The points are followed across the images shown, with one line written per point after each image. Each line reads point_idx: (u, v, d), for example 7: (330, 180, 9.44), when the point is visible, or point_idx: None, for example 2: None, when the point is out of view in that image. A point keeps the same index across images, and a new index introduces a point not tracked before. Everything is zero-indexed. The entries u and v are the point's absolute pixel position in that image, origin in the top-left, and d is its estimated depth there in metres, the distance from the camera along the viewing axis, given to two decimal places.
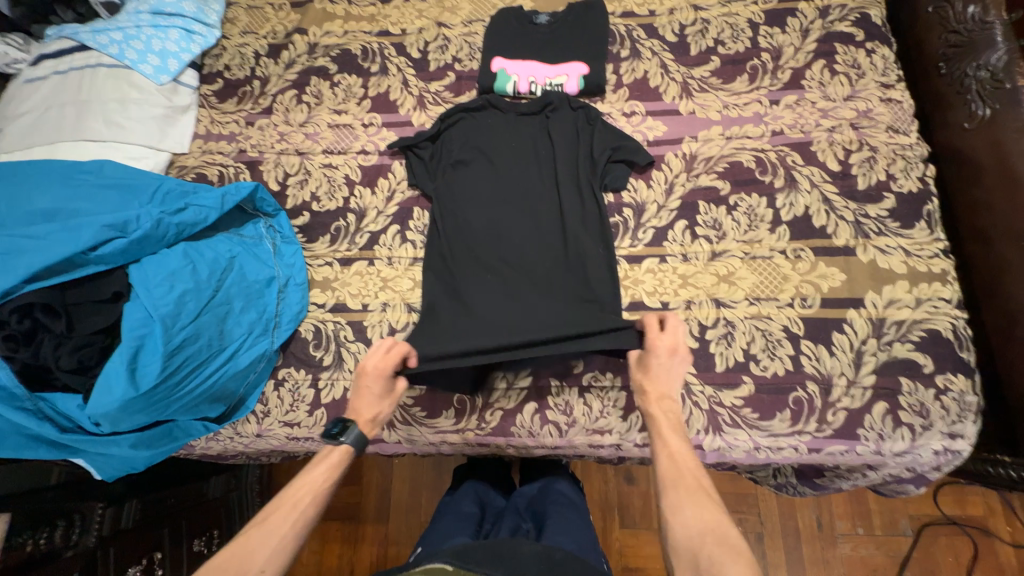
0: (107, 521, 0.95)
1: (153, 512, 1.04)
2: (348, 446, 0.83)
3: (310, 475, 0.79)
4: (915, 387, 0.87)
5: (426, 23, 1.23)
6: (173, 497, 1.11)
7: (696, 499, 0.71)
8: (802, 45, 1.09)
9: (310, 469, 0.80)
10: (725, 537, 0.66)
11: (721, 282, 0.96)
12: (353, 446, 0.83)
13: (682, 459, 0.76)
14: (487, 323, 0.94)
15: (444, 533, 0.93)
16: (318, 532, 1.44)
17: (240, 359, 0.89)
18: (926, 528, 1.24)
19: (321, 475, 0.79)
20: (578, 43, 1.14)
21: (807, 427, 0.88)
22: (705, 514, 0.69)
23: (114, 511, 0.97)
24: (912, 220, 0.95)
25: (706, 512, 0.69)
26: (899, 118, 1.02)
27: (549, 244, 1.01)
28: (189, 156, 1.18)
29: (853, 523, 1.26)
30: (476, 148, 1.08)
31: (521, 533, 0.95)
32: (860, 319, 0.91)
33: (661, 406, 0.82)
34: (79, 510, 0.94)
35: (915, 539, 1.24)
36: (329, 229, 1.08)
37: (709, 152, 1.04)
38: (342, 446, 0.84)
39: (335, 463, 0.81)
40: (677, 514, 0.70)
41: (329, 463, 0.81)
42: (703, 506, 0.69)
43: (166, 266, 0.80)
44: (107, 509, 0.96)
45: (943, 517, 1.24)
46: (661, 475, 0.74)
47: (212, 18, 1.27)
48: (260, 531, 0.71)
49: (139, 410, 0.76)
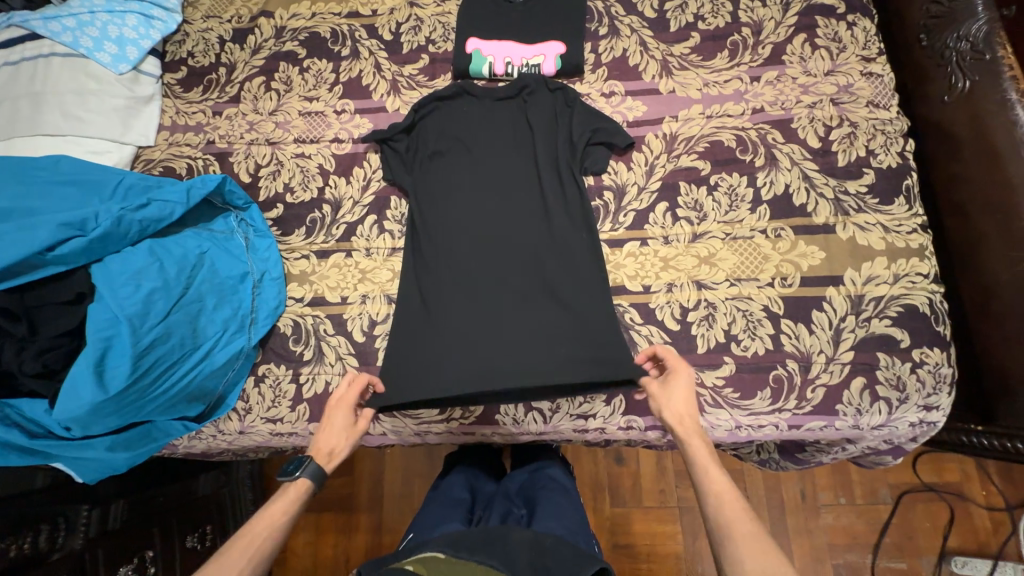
0: (93, 521, 0.96)
1: (141, 512, 1.04)
2: (306, 481, 0.79)
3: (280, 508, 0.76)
4: (892, 361, 0.88)
5: (398, 3, 1.18)
6: (162, 496, 1.11)
7: (750, 541, 0.64)
8: (782, 19, 1.06)
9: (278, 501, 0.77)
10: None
11: (702, 264, 0.95)
12: (311, 481, 0.80)
13: (729, 501, 0.69)
14: (475, 330, 0.93)
15: (436, 520, 0.94)
16: (313, 523, 1.45)
17: (217, 357, 0.87)
18: (905, 496, 1.28)
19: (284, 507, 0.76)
20: (556, 21, 1.10)
21: (787, 404, 0.89)
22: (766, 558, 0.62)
23: (101, 511, 0.98)
24: (891, 196, 0.95)
25: (766, 555, 0.62)
26: (879, 93, 1.00)
27: (534, 237, 0.99)
28: (155, 148, 1.14)
29: (836, 494, 1.29)
30: (454, 138, 1.05)
31: (510, 518, 0.96)
32: (839, 296, 0.91)
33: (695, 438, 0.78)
34: (65, 513, 0.94)
35: (895, 507, 1.27)
36: (304, 221, 1.06)
37: (689, 131, 1.03)
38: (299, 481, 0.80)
39: (293, 498, 0.77)
40: (736, 565, 0.63)
41: (287, 498, 0.78)
42: (760, 549, 0.63)
43: (131, 264, 0.76)
44: (93, 511, 0.97)
45: (922, 484, 1.28)
46: (716, 520, 0.69)
47: (172, 2, 1.20)
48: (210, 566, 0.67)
49: (110, 413, 0.73)
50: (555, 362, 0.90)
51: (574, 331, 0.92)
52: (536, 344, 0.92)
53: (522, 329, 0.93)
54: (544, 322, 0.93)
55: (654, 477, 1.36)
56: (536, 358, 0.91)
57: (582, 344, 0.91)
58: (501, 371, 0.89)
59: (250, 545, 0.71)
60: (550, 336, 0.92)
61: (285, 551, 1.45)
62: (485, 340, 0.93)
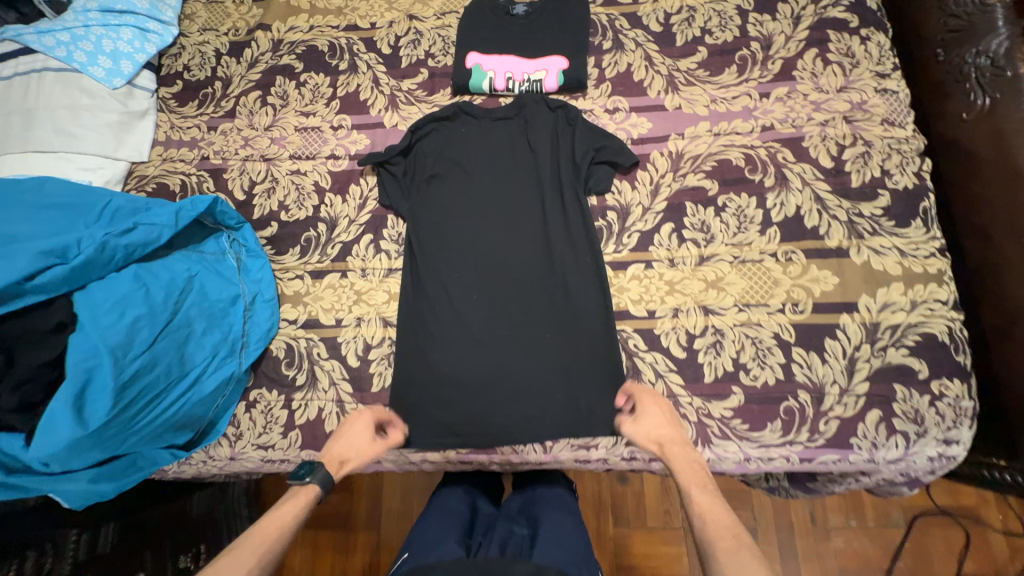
0: (82, 546, 0.93)
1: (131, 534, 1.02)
2: (315, 487, 0.78)
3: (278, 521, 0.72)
4: (910, 394, 0.84)
5: (398, 16, 1.16)
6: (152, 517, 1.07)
7: (732, 554, 0.64)
8: (793, 33, 1.03)
9: (280, 513, 0.74)
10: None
11: (710, 288, 0.91)
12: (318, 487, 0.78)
13: (714, 514, 0.69)
14: (477, 366, 0.93)
15: (434, 538, 0.86)
16: (311, 539, 1.42)
17: (205, 384, 0.84)
18: (918, 519, 1.23)
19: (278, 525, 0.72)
20: (559, 35, 1.07)
21: (799, 437, 0.85)
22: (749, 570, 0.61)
23: (91, 534, 0.94)
24: (908, 218, 0.91)
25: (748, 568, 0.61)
26: (894, 110, 0.97)
27: (536, 265, 0.96)
28: (149, 164, 1.12)
29: (846, 516, 1.25)
30: (451, 160, 1.02)
31: (512, 543, 0.88)
32: (853, 324, 0.87)
33: (678, 457, 0.77)
34: (51, 539, 0.89)
35: (907, 530, 1.22)
36: (299, 239, 1.03)
37: (696, 150, 0.99)
38: (309, 487, 0.78)
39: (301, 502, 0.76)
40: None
41: (294, 506, 0.75)
42: (741, 561, 0.62)
43: (116, 291, 0.74)
44: (83, 534, 0.93)
45: (935, 506, 1.23)
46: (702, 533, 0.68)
47: (168, 15, 1.19)
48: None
49: (88, 448, 0.69)
50: (558, 400, 0.90)
51: (578, 365, 0.91)
52: (538, 381, 0.91)
53: (525, 364, 0.92)
54: (545, 357, 0.92)
55: (658, 496, 1.32)
56: (538, 396, 0.91)
57: (586, 379, 0.91)
58: (503, 408, 0.91)
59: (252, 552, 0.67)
60: (553, 371, 0.91)
61: (281, 566, 1.42)
62: (487, 376, 0.92)
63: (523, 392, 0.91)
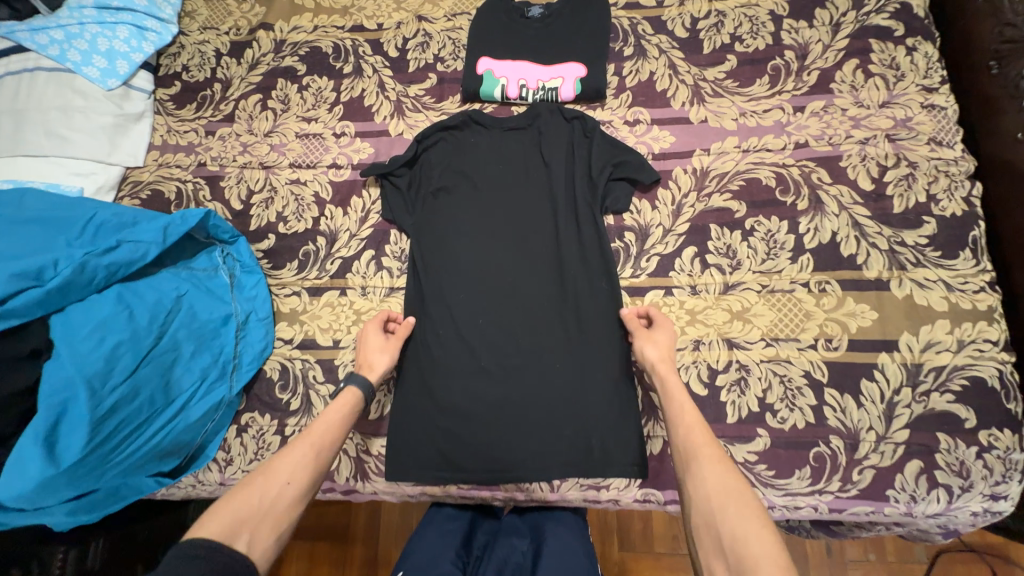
0: (70, 561, 0.87)
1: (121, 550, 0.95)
2: (352, 388, 0.79)
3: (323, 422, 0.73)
4: (955, 444, 0.76)
5: (406, 16, 1.10)
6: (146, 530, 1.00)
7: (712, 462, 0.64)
8: (831, 42, 0.95)
9: (324, 416, 0.74)
10: (748, 501, 0.59)
11: (735, 319, 0.85)
12: (359, 390, 0.79)
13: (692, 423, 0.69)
14: (481, 396, 0.87)
15: (428, 559, 0.78)
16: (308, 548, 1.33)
17: (193, 410, 0.79)
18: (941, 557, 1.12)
19: (323, 425, 0.73)
20: (577, 40, 1.00)
21: (829, 486, 0.78)
22: (728, 476, 0.62)
23: (79, 549, 0.88)
24: (956, 248, 0.83)
25: (729, 475, 0.62)
26: (942, 129, 0.89)
27: (546, 287, 0.89)
28: (144, 170, 1.07)
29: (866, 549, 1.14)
30: (459, 173, 0.95)
31: (512, 564, 0.79)
32: (893, 364, 0.79)
33: (668, 372, 0.75)
34: (39, 555, 0.85)
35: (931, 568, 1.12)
36: (297, 253, 0.98)
37: (723, 167, 0.92)
38: (353, 389, 0.79)
39: (347, 403, 0.77)
40: (700, 485, 0.62)
41: (341, 407, 0.76)
42: (722, 470, 0.63)
43: (95, 315, 0.69)
44: (71, 550, 0.88)
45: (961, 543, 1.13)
46: (682, 440, 0.68)
47: (167, 13, 1.14)
48: (255, 481, 0.64)
49: (64, 484, 0.65)
50: (567, 435, 0.84)
51: (589, 399, 0.85)
52: (545, 414, 0.85)
53: (533, 395, 0.86)
54: (554, 388, 0.86)
55: (667, 521, 1.23)
56: (545, 429, 0.85)
57: (598, 416, 0.84)
58: (509, 443, 0.85)
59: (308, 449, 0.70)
60: (562, 405, 0.85)
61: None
62: (492, 407, 0.86)
63: (530, 426, 0.85)
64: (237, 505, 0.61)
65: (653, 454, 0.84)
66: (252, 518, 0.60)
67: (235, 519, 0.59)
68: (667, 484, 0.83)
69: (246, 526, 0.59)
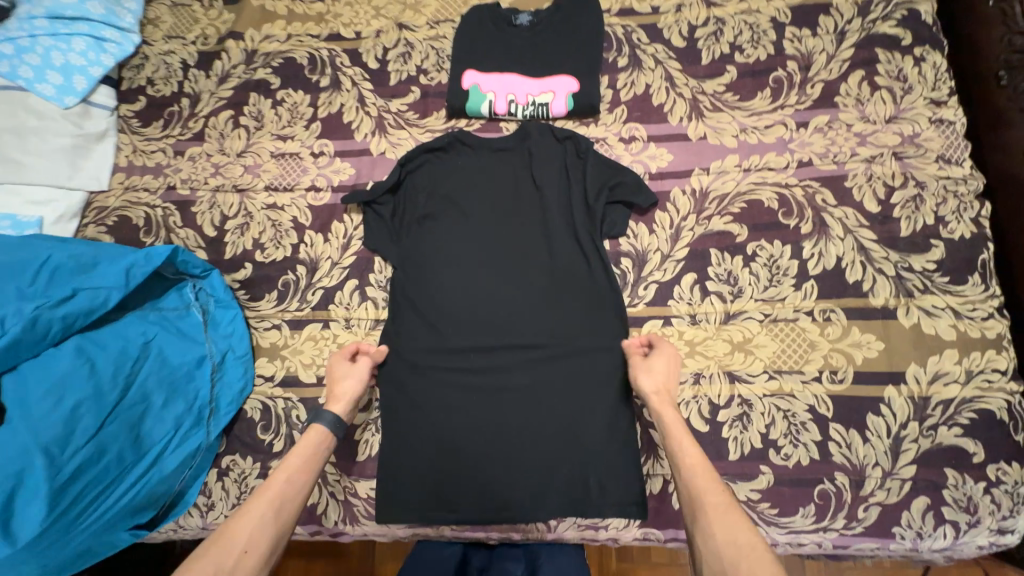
0: None
1: None
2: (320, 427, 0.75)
3: (285, 475, 0.69)
4: (963, 480, 0.74)
5: (386, 24, 1.03)
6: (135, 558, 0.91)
7: (720, 511, 0.60)
8: (836, 52, 0.90)
9: (285, 466, 0.70)
10: (761, 557, 0.55)
11: (736, 351, 0.81)
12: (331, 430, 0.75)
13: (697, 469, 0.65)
14: (474, 435, 0.82)
15: None
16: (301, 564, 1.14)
17: (167, 462, 0.74)
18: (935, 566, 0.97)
19: (283, 478, 0.69)
20: (568, 50, 0.94)
21: (833, 523, 0.75)
22: (737, 528, 0.58)
23: None
24: (964, 274, 0.80)
25: (738, 527, 0.58)
26: (950, 145, 0.85)
27: (542, 319, 0.84)
28: (110, 194, 1.01)
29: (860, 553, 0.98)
30: (447, 198, 0.90)
31: None
32: (900, 398, 0.77)
33: (667, 411, 0.73)
34: None
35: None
36: (276, 283, 0.92)
37: (723, 188, 0.87)
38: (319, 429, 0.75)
39: (313, 448, 0.73)
40: (709, 539, 0.58)
41: (304, 452, 0.72)
42: (732, 521, 0.59)
43: (52, 373, 0.65)
44: None
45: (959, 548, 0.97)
46: (688, 489, 0.64)
47: (127, 21, 1.05)
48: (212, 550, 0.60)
49: (23, 559, 0.61)
50: (567, 475, 0.80)
51: (589, 438, 0.81)
52: (544, 453, 0.81)
53: (529, 434, 0.82)
54: (552, 425, 0.81)
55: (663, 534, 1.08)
56: (544, 468, 0.81)
57: (597, 455, 0.80)
58: (504, 484, 0.81)
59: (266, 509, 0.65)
60: (560, 442, 0.81)
61: None
62: (486, 446, 0.82)
63: (526, 465, 0.81)
64: None
65: (653, 493, 0.81)
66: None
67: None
68: (668, 523, 0.80)
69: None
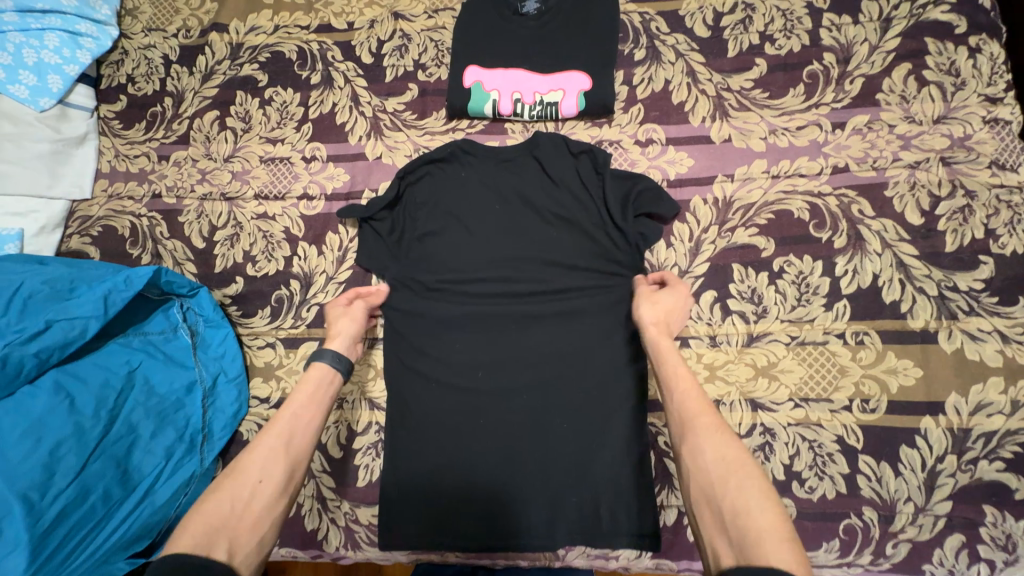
0: None
1: None
2: (323, 364, 0.72)
3: (291, 411, 0.66)
4: (1002, 517, 0.69)
5: (380, 12, 0.94)
6: None
7: (710, 429, 0.57)
8: (880, 42, 0.81)
9: (288, 405, 0.67)
10: (751, 472, 0.52)
11: (759, 376, 0.75)
12: (332, 366, 0.72)
13: (687, 392, 0.61)
14: (480, 459, 0.77)
15: None
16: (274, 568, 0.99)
17: (158, 494, 0.71)
18: None
19: (289, 414, 0.66)
20: (580, 41, 0.85)
21: (859, 559, 0.70)
22: (728, 443, 0.55)
23: None
24: (1014, 293, 0.73)
25: (729, 444, 0.55)
26: (1006, 149, 0.76)
27: (551, 340, 0.79)
28: (93, 202, 0.95)
29: None
30: (448, 213, 0.83)
31: None
32: (938, 430, 0.71)
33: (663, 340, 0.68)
34: None
35: None
36: (269, 298, 0.87)
37: (748, 197, 0.80)
38: (319, 367, 0.72)
39: (316, 388, 0.70)
40: (699, 456, 0.56)
41: (307, 390, 0.69)
42: (723, 439, 0.56)
43: (27, 414, 0.61)
44: None
45: None
46: (678, 409, 0.60)
47: (103, 13, 0.98)
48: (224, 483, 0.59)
49: None
50: (579, 506, 0.76)
51: (602, 469, 0.76)
52: (555, 483, 0.76)
53: (539, 461, 0.76)
54: (562, 454, 0.76)
55: None
56: (554, 498, 0.76)
57: (610, 489, 0.75)
58: (511, 513, 0.76)
59: (274, 446, 0.63)
60: (571, 473, 0.76)
61: None
62: (492, 473, 0.77)
63: (535, 496, 0.76)
64: (205, 519, 0.55)
65: (667, 525, 0.77)
66: (225, 524, 0.55)
67: (208, 529, 0.54)
68: (681, 555, 0.77)
69: (224, 531, 0.54)
